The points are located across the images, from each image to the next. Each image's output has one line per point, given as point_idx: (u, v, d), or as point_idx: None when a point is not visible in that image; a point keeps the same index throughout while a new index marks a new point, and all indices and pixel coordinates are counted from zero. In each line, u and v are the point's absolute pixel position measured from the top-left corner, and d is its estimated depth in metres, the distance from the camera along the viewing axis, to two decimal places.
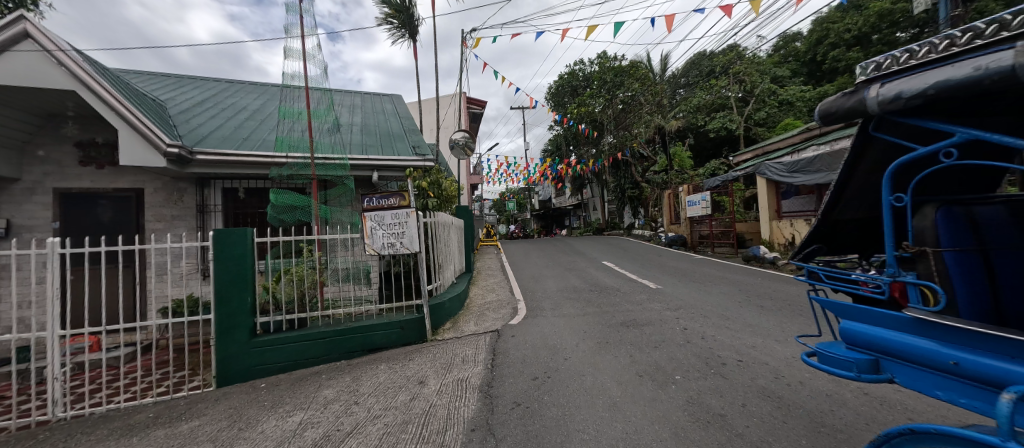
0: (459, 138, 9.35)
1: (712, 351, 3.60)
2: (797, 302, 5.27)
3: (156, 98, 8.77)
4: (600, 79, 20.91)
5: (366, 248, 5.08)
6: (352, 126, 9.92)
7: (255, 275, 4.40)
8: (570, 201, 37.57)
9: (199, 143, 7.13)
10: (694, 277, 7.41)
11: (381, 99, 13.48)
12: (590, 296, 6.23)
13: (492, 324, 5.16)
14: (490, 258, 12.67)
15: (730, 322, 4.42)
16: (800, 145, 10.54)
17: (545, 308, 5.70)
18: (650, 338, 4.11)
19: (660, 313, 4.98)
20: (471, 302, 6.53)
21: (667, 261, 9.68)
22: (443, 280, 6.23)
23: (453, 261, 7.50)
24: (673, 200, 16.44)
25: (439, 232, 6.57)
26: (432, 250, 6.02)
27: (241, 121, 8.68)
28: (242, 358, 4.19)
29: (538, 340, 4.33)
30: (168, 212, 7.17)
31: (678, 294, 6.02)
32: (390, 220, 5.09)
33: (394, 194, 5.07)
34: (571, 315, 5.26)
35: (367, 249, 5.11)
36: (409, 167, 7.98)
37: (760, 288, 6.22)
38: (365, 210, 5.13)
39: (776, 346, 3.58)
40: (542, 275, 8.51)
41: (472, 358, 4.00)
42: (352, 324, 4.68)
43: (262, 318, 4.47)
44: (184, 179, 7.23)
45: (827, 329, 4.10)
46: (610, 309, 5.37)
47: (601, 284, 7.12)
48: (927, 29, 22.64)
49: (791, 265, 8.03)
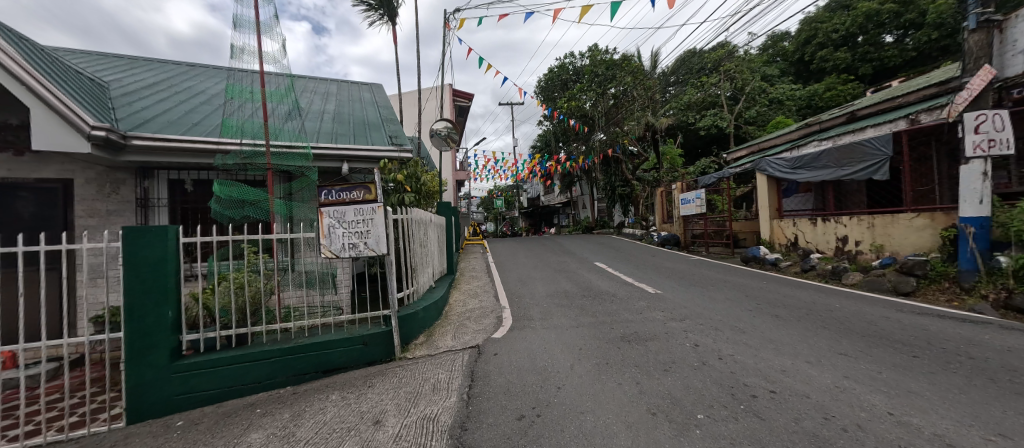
0: (441, 129, 8.64)
1: (735, 377, 2.97)
2: (814, 311, 4.71)
3: (95, 78, 7.75)
4: (591, 73, 20.32)
5: (322, 250, 4.27)
6: (323, 114, 9.05)
7: (179, 283, 3.61)
8: (559, 199, 37.04)
9: (137, 128, 6.22)
10: (695, 281, 6.84)
11: (359, 88, 12.59)
12: (583, 303, 5.58)
13: (472, 337, 4.46)
14: (475, 258, 11.95)
15: (747, 337, 3.81)
16: (800, 141, 10.10)
17: (534, 318, 5.03)
18: (657, 358, 3.46)
19: (664, 325, 4.35)
20: (450, 309, 5.82)
21: (662, 263, 9.12)
22: (417, 285, 5.51)
23: (432, 263, 6.77)
24: (665, 198, 15.99)
25: (414, 230, 5.85)
26: (406, 252, 5.30)
27: (195, 106, 7.77)
28: (158, 387, 3.39)
29: (525, 361, 3.63)
30: (103, 206, 6.24)
31: (680, 300, 5.41)
32: (353, 219, 4.32)
33: (360, 187, 4.34)
34: (563, 327, 4.59)
35: (323, 251, 4.30)
36: (383, 159, 7.22)
37: (768, 293, 5.65)
38: (322, 205, 4.32)
39: (811, 371, 2.96)
40: (530, 278, 7.84)
41: (445, 385, 3.29)
42: (303, 341, 3.92)
43: (189, 335, 3.66)
44: (122, 169, 6.32)
45: (861, 345, 3.52)
46: (606, 320, 4.73)
47: (595, 289, 6.46)
48: (912, 30, 22.74)
49: (795, 267, 7.53)
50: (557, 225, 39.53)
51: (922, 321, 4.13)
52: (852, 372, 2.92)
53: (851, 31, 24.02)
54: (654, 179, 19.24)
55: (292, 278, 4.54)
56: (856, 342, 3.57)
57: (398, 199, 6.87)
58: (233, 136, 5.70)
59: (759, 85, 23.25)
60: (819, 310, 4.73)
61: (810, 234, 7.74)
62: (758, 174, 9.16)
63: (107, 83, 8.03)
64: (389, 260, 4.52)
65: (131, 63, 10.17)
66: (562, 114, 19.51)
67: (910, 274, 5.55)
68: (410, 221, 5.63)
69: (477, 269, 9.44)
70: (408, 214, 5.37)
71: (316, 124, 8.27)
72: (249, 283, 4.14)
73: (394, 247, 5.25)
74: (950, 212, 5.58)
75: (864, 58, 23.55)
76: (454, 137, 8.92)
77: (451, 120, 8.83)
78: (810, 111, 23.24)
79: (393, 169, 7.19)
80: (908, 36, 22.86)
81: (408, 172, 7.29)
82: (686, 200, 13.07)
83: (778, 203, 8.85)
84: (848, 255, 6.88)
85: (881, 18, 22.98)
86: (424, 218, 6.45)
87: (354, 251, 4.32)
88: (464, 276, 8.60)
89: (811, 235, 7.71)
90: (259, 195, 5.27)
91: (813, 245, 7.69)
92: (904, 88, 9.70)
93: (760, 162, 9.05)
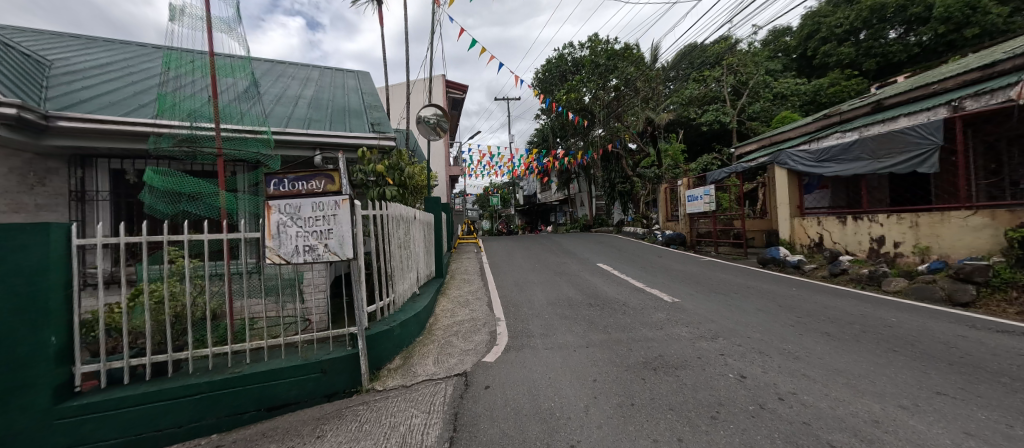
0: (429, 116, 7.81)
1: (813, 432, 2.16)
2: (869, 328, 3.93)
3: (34, 56, 6.82)
4: (591, 63, 19.41)
5: (267, 255, 3.35)
6: (298, 100, 8.14)
7: (72, 297, 2.78)
8: (557, 197, 36.27)
9: (68, 109, 5.28)
10: (714, 287, 6.05)
11: (343, 74, 11.65)
12: (591, 315, 4.76)
13: (459, 361, 3.64)
14: (467, 258, 11.11)
15: (804, 366, 3.00)
16: (820, 133, 9.37)
17: (534, 334, 4.19)
18: (697, 397, 2.65)
19: (695, 347, 3.54)
20: (435, 320, 4.99)
21: (672, 264, 8.34)
22: (396, 293, 4.68)
23: (417, 266, 5.93)
24: (669, 194, 15.18)
25: (395, 229, 5.01)
26: (381, 255, 4.44)
27: (148, 87, 6.86)
28: (34, 438, 2.54)
29: (525, 399, 2.80)
30: (30, 200, 5.22)
31: (704, 312, 4.61)
32: (310, 214, 3.43)
33: (322, 175, 3.50)
34: (570, 347, 3.77)
35: (269, 256, 3.37)
36: (362, 147, 6.33)
37: (803, 303, 4.87)
38: (270, 198, 3.43)
39: (917, 424, 2.17)
40: (528, 282, 7.02)
41: (417, 438, 2.45)
42: (242, 371, 3.08)
43: (85, 366, 2.81)
44: (53, 157, 5.41)
45: (956, 378, 2.74)
46: (622, 338, 3.91)
47: (602, 296, 5.64)
48: (918, 25, 22.06)
49: (823, 272, 6.78)
50: (554, 223, 38.76)
51: (1011, 342, 3.36)
52: (974, 427, 2.13)
53: (855, 25, 23.32)
54: (656, 175, 18.48)
55: (244, 286, 3.72)
56: (947, 375, 2.78)
57: (378, 194, 6.04)
58: (168, 115, 4.71)
59: (762, 80, 22.47)
60: (874, 326, 3.95)
61: (837, 235, 6.98)
62: (776, 168, 8.39)
63: (50, 61, 7.09)
64: (358, 265, 3.67)
65: (87, 43, 9.21)
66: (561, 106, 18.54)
67: (968, 282, 4.79)
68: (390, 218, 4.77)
69: (469, 272, 8.61)
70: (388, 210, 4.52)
71: (288, 110, 7.36)
72: (181, 295, 3.25)
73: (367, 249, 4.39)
74: (1014, 209, 4.83)
75: (868, 53, 22.92)
76: (444, 126, 8.06)
77: (442, 107, 7.96)
78: (814, 107, 22.56)
79: (373, 159, 6.31)
80: (913, 31, 22.23)
81: (390, 163, 6.41)
82: (692, 197, 12.25)
83: (799, 200, 8.09)
84: (885, 258, 6.12)
85: (886, 12, 22.28)
86: (407, 216, 5.61)
87: (310, 256, 3.42)
88: (454, 280, 7.76)
89: (839, 235, 6.95)
90: (204, 184, 4.26)
91: (842, 246, 6.94)
92: (931, 75, 8.97)
93: (779, 155, 8.26)
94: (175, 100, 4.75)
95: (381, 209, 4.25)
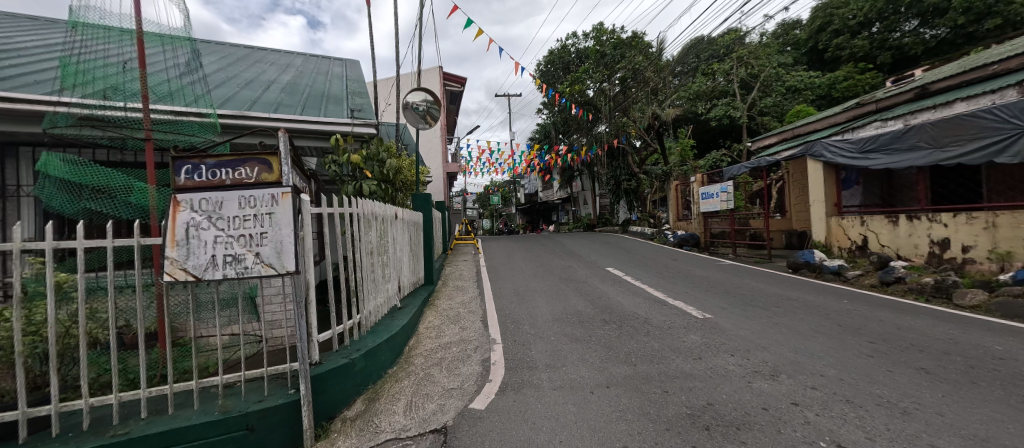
0: (418, 103, 6.92)
1: None
2: (974, 360, 3.01)
3: None
4: (597, 54, 18.34)
5: (165, 269, 2.38)
6: (270, 84, 7.21)
7: None
8: (558, 196, 35.34)
9: None
10: (750, 299, 5.14)
11: (329, 62, 10.73)
12: (607, 336, 3.86)
13: (440, 410, 2.73)
14: (462, 261, 10.20)
15: (926, 430, 2.09)
16: (855, 123, 8.40)
17: (537, 366, 3.29)
18: None
19: (756, 391, 2.63)
20: (416, 341, 4.10)
21: (691, 270, 7.43)
22: (369, 311, 3.79)
23: (399, 275, 5.04)
24: (679, 192, 14.17)
25: (369, 232, 4.11)
26: (347, 265, 3.54)
27: None
28: None
29: None
30: None
31: (749, 335, 3.70)
32: (236, 212, 2.53)
33: (254, 160, 2.61)
34: (585, 388, 2.86)
35: (167, 271, 2.39)
36: (336, 133, 5.39)
37: (868, 323, 3.96)
38: (178, 190, 2.51)
39: None
40: (529, 291, 6.12)
41: None
42: (133, 430, 2.16)
43: None
44: None
45: None
46: (653, 373, 3.01)
47: (618, 311, 4.72)
48: (934, 17, 20.98)
49: (870, 279, 5.89)
50: (555, 223, 37.68)
51: None
52: None
53: (869, 16, 22.21)
54: (664, 172, 17.49)
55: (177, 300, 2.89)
56: None
57: (354, 189, 5.17)
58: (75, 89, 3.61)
59: (774, 73, 21.37)
60: (979, 358, 3.03)
61: (887, 237, 6.09)
62: (809, 161, 7.51)
63: None
64: (308, 282, 2.79)
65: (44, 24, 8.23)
66: (564, 98, 17.42)
67: None
68: (361, 218, 3.88)
69: (464, 278, 7.71)
70: (355, 209, 3.65)
71: (255, 94, 6.44)
72: (73, 318, 2.34)
73: (329, 257, 3.51)
74: None
75: (883, 46, 21.86)
76: (434, 113, 7.16)
77: (433, 91, 7.05)
78: (827, 102, 21.51)
79: (349, 148, 5.38)
80: (930, 23, 21.15)
81: (368, 152, 5.48)
82: (706, 194, 11.30)
83: (837, 197, 7.17)
84: (950, 265, 5.24)
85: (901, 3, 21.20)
86: (386, 216, 4.71)
87: (235, 269, 2.49)
88: (446, 288, 6.85)
89: (888, 238, 6.06)
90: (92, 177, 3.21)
91: (891, 250, 6.06)
92: (984, 56, 7.98)
93: (813, 145, 7.36)
94: (85, 70, 3.69)
95: (345, 207, 3.38)
